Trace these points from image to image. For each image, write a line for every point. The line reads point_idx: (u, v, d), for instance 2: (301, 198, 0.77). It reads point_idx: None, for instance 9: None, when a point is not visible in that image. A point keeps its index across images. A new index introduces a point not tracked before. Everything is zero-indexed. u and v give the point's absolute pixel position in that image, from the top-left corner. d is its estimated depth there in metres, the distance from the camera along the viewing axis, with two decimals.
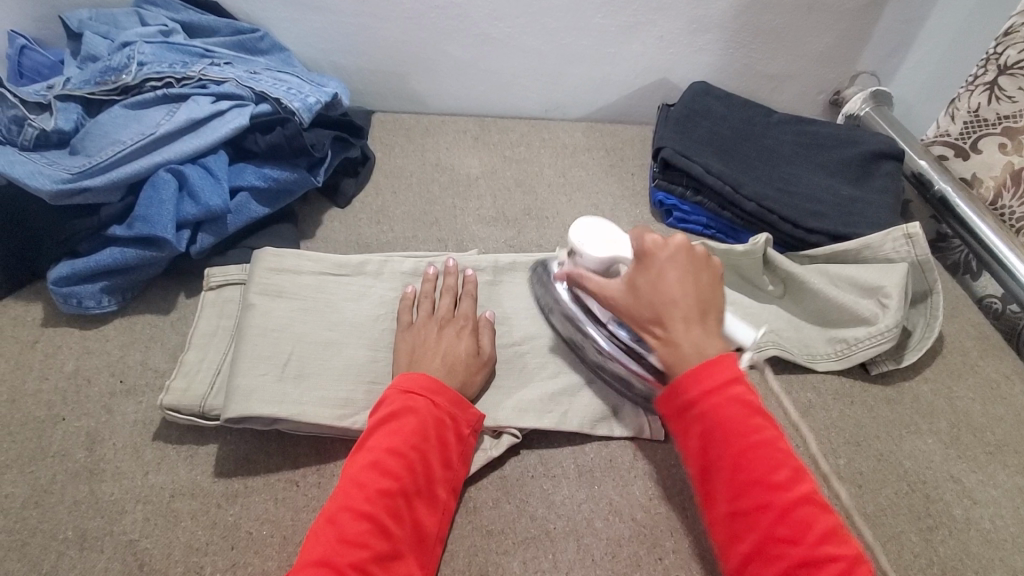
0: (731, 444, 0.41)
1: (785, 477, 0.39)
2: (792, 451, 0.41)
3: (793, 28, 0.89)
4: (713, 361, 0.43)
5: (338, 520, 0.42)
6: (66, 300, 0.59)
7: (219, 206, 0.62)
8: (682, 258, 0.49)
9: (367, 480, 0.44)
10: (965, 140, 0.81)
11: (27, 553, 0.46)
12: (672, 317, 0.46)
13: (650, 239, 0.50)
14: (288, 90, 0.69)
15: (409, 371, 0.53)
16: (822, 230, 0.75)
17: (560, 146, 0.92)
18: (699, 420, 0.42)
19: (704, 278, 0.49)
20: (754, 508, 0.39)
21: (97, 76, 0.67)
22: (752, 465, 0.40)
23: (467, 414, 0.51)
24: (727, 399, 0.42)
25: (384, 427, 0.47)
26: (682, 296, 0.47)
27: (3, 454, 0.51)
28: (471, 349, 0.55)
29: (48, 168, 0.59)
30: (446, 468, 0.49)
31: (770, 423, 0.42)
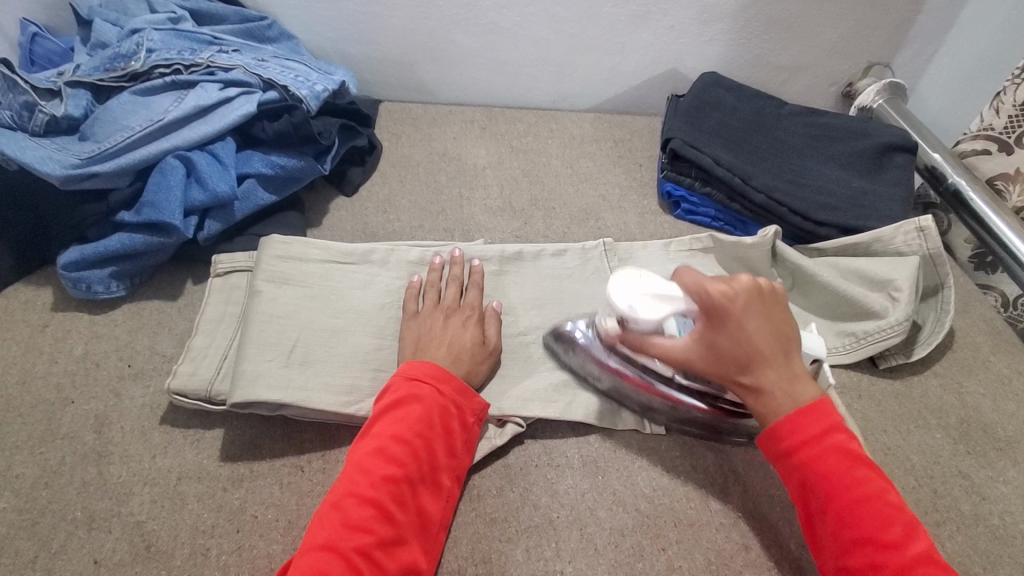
0: (838, 497, 0.43)
1: (898, 535, 0.41)
2: (903, 506, 0.43)
3: (806, 18, 0.88)
4: (805, 412, 0.45)
5: (344, 505, 0.43)
6: (76, 285, 0.59)
7: (226, 193, 0.62)
8: (756, 302, 0.48)
9: (372, 466, 0.45)
10: (1009, 134, 0.77)
11: (37, 532, 0.47)
12: (764, 368, 0.47)
13: (721, 287, 0.47)
14: (296, 78, 0.69)
15: (416, 359, 0.53)
16: (831, 222, 0.74)
17: (568, 137, 0.91)
18: (799, 470, 0.45)
19: (779, 317, 0.48)
20: (866, 566, 0.41)
21: (107, 62, 0.67)
22: (862, 521, 0.42)
23: (472, 403, 0.51)
24: (830, 450, 0.44)
25: (389, 414, 0.48)
26: (766, 344, 0.47)
27: (14, 436, 0.52)
28: (477, 338, 0.55)
29: (57, 153, 0.59)
30: (451, 456, 0.49)
31: (877, 476, 0.44)
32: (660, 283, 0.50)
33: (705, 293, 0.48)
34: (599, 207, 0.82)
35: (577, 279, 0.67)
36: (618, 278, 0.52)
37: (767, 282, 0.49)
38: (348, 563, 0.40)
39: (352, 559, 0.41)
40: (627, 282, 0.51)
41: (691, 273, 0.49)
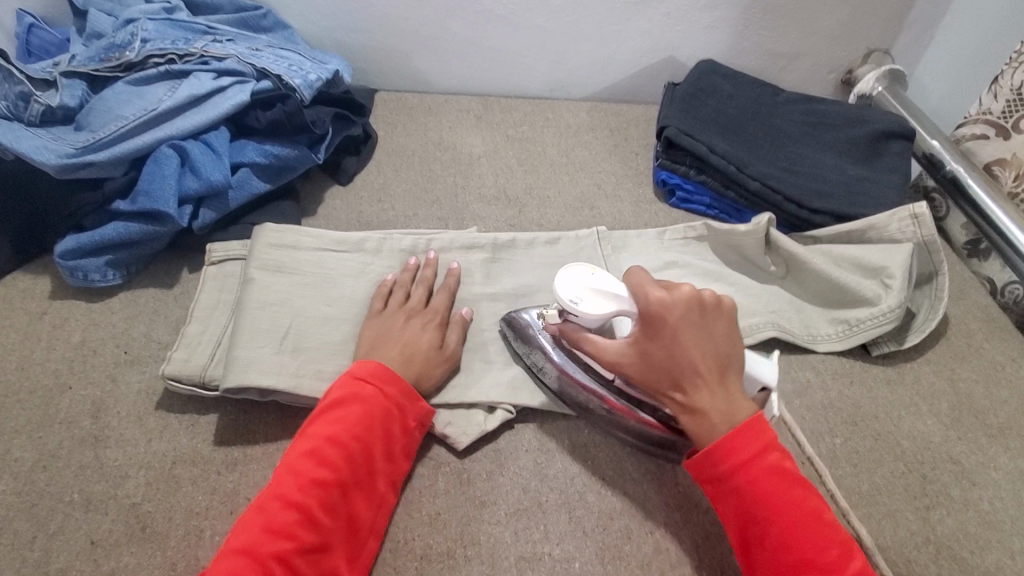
0: (776, 520, 0.43)
1: (835, 555, 0.41)
2: (837, 524, 0.43)
3: (804, 4, 0.87)
4: (744, 431, 0.45)
5: (268, 508, 0.43)
6: (72, 273, 0.60)
7: (221, 181, 0.63)
8: (694, 314, 0.47)
9: (302, 468, 0.44)
10: (1006, 119, 0.77)
11: (35, 514, 0.48)
12: (696, 388, 0.46)
13: (658, 294, 0.47)
14: (289, 67, 0.70)
15: (369, 358, 0.52)
16: (826, 210, 0.74)
17: (564, 126, 0.91)
18: (737, 492, 0.44)
19: (718, 335, 0.47)
20: None
21: (102, 53, 0.68)
22: (801, 543, 0.42)
23: (416, 407, 0.51)
24: (763, 471, 0.44)
25: (328, 414, 0.48)
26: (701, 363, 0.46)
27: (14, 420, 0.53)
28: (433, 341, 0.55)
29: (53, 143, 0.60)
30: (390, 461, 0.48)
31: (812, 495, 0.44)
32: (611, 281, 0.51)
33: (645, 298, 0.48)
34: (594, 196, 0.82)
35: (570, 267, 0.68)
36: (568, 273, 0.52)
37: (711, 294, 0.48)
38: (264, 568, 0.40)
39: (270, 565, 0.40)
40: (576, 274, 0.52)
41: (638, 275, 0.49)
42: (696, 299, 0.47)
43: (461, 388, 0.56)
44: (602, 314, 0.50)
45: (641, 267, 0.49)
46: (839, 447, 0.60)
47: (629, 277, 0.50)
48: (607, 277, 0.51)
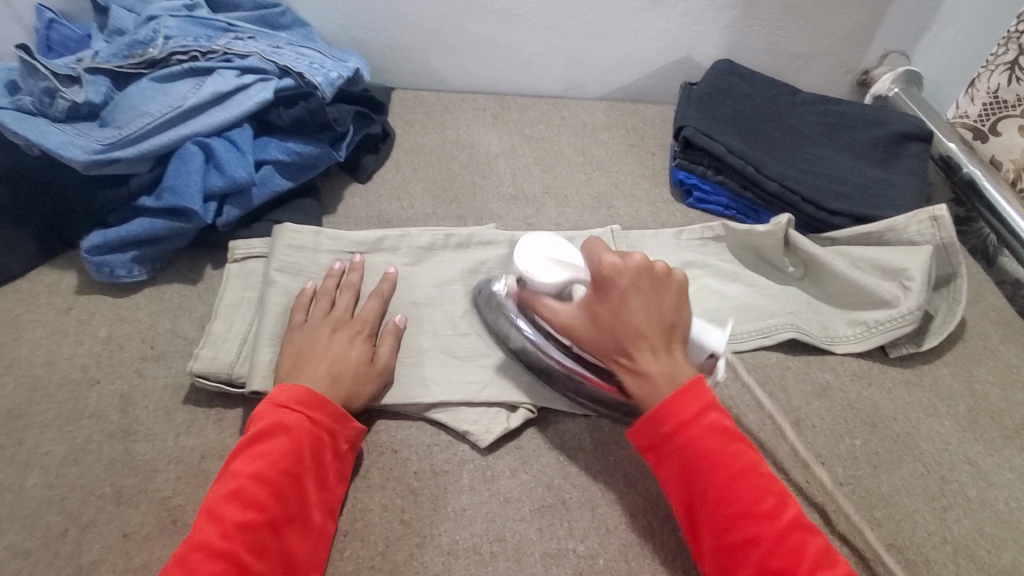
0: (715, 476, 0.44)
1: (771, 505, 0.43)
2: (773, 476, 0.45)
3: (821, 5, 0.87)
4: (683, 391, 0.46)
5: (191, 560, 0.40)
6: (99, 269, 0.60)
7: (244, 178, 0.63)
8: (644, 281, 0.48)
9: (226, 513, 0.42)
10: (982, 123, 0.82)
11: (67, 507, 0.48)
12: (639, 348, 0.47)
13: (612, 260, 0.48)
14: (311, 65, 0.70)
15: (292, 379, 0.50)
16: (846, 212, 0.74)
17: (580, 125, 0.91)
18: (678, 453, 0.45)
19: (663, 302, 0.48)
20: (745, 541, 0.42)
21: (125, 49, 0.68)
22: (740, 497, 0.43)
23: (347, 428, 0.50)
24: (702, 429, 0.45)
25: (252, 449, 0.45)
26: (647, 326, 0.47)
27: (43, 414, 0.53)
28: (363, 356, 0.54)
29: (79, 139, 0.61)
30: (323, 490, 0.47)
31: (748, 449, 0.45)
32: (571, 253, 0.53)
33: (597, 265, 0.49)
34: (611, 195, 0.83)
35: None
36: (526, 243, 0.53)
37: (660, 263, 0.49)
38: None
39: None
40: (538, 244, 0.53)
41: (594, 244, 0.50)
42: (644, 268, 0.48)
43: (483, 386, 0.57)
44: (558, 280, 0.51)
45: (599, 237, 0.51)
46: (858, 448, 0.60)
47: (588, 246, 0.50)
48: (564, 249, 0.53)
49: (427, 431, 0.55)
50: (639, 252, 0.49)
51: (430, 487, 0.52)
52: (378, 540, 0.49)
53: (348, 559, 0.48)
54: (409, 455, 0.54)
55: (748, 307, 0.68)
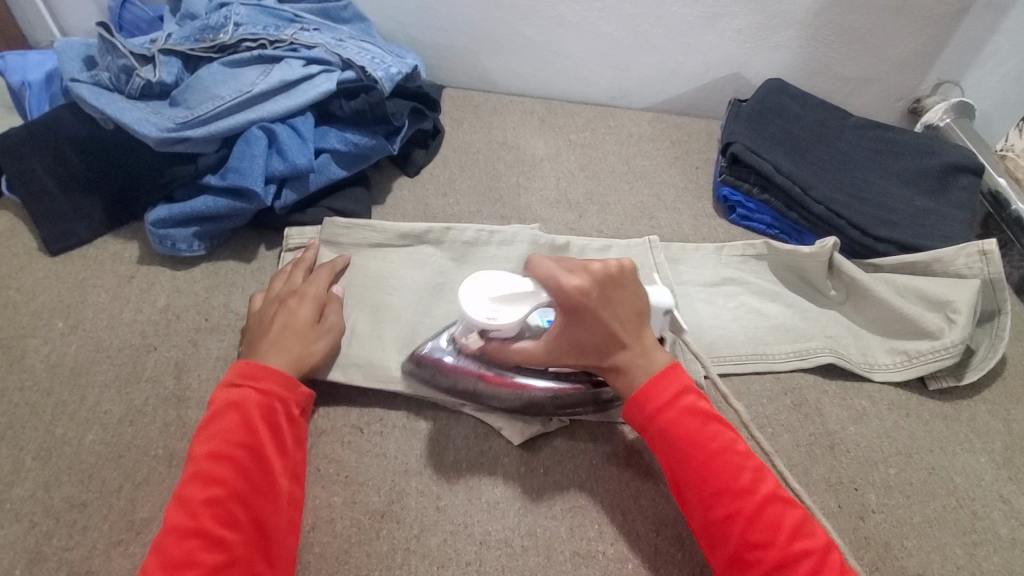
0: (695, 455, 0.46)
1: (749, 480, 0.45)
2: (750, 453, 0.47)
3: (877, 31, 0.87)
4: (659, 377, 0.49)
5: (164, 545, 0.40)
6: (161, 241, 0.63)
7: (305, 165, 0.66)
8: (605, 289, 0.49)
9: (190, 494, 0.42)
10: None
11: (123, 464, 0.50)
12: (620, 352, 0.50)
13: (572, 280, 0.48)
14: (372, 60, 0.73)
15: (248, 360, 0.51)
16: (890, 239, 0.73)
17: (626, 134, 0.92)
18: (660, 435, 0.47)
19: (625, 301, 0.50)
20: (726, 516, 0.44)
21: (197, 33, 0.71)
22: (719, 473, 0.45)
23: (297, 394, 0.50)
24: (679, 411, 0.48)
25: (206, 430, 0.46)
26: (622, 330, 0.50)
27: (103, 374, 0.56)
28: (308, 315, 0.55)
29: (153, 117, 0.63)
30: (284, 455, 0.46)
31: (726, 429, 0.47)
32: (507, 282, 0.51)
33: (558, 287, 0.48)
34: (653, 206, 0.83)
35: None
36: (467, 292, 0.51)
37: (611, 262, 0.50)
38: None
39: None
40: (476, 290, 0.50)
41: (543, 265, 0.49)
42: (603, 275, 0.49)
43: None
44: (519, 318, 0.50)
45: (542, 255, 0.50)
46: (892, 477, 0.60)
47: (537, 269, 0.49)
48: (500, 279, 0.51)
49: (463, 423, 0.56)
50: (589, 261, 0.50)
51: (465, 477, 0.53)
52: (414, 523, 0.50)
53: (385, 539, 0.49)
54: (445, 445, 0.55)
55: (787, 328, 0.68)
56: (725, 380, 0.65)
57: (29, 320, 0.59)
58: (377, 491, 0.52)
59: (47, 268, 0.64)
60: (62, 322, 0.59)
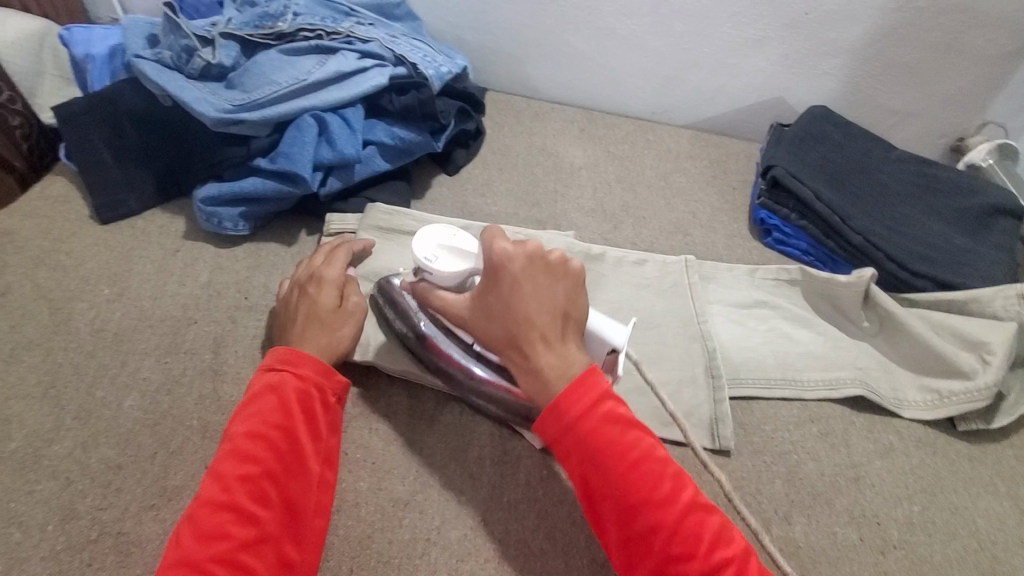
0: (614, 465, 0.43)
1: (668, 490, 0.42)
2: (670, 460, 0.44)
3: (925, 66, 0.86)
4: (578, 384, 0.45)
5: (197, 517, 0.41)
6: (208, 218, 0.65)
7: (352, 155, 0.67)
8: (534, 268, 0.48)
9: (225, 470, 0.43)
10: None
11: (158, 431, 0.52)
12: (530, 338, 0.47)
13: (505, 248, 0.48)
14: (424, 58, 0.74)
15: (279, 347, 0.52)
16: (928, 275, 0.73)
17: (664, 150, 0.92)
18: (577, 445, 0.44)
19: (552, 291, 0.48)
20: (646, 530, 0.41)
21: (256, 20, 0.72)
22: (638, 483, 0.42)
23: (333, 382, 0.50)
24: (599, 419, 0.44)
25: (243, 411, 0.46)
26: (539, 318, 0.47)
27: (144, 342, 0.57)
28: (330, 300, 0.55)
29: (212, 98, 0.65)
30: (318, 440, 0.47)
31: (646, 435, 0.44)
32: (469, 243, 0.53)
33: (490, 251, 0.49)
34: (688, 223, 0.83)
35: (653, 289, 0.71)
36: (432, 229, 0.54)
37: (554, 252, 0.49)
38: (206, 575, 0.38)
39: (209, 569, 0.39)
40: (435, 233, 0.53)
41: (492, 231, 0.50)
42: (537, 256, 0.48)
43: None
44: (456, 270, 0.52)
45: (498, 226, 0.50)
46: (914, 515, 0.59)
47: (487, 233, 0.50)
48: (467, 240, 0.53)
49: (489, 420, 0.57)
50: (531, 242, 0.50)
51: (488, 474, 0.53)
52: (436, 515, 0.50)
53: (406, 528, 0.50)
54: (471, 440, 0.55)
55: (819, 356, 0.68)
56: (752, 402, 0.65)
57: (77, 284, 0.61)
58: (401, 480, 0.52)
59: (96, 235, 0.65)
60: (109, 288, 0.61)
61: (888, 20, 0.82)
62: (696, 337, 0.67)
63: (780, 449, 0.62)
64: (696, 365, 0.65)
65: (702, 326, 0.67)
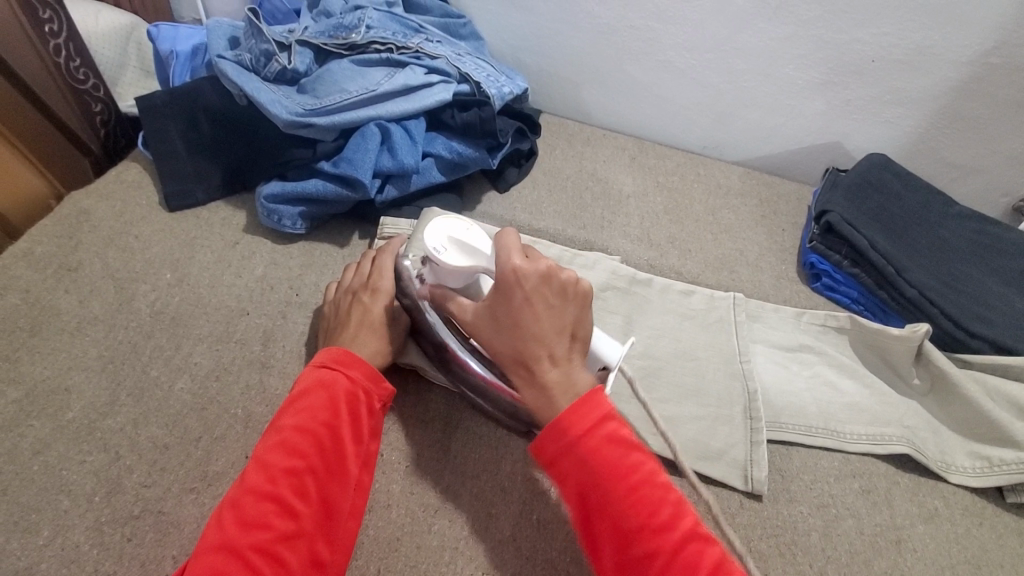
0: (614, 487, 0.42)
1: (667, 517, 0.41)
2: (672, 488, 0.43)
3: (994, 122, 0.83)
4: (582, 402, 0.44)
5: (241, 503, 0.42)
6: (269, 215, 0.67)
7: (411, 165, 0.69)
8: (546, 288, 0.47)
9: (271, 461, 0.44)
10: None
11: (205, 416, 0.53)
12: (538, 361, 0.47)
13: (516, 264, 0.47)
14: (488, 78, 0.76)
15: (327, 349, 0.53)
16: (985, 336, 0.70)
17: (715, 185, 0.92)
18: (578, 463, 0.43)
19: (565, 312, 0.47)
20: (643, 556, 0.40)
21: (331, 30, 0.76)
22: (635, 508, 0.41)
23: (379, 388, 0.51)
24: (599, 439, 0.43)
25: (293, 405, 0.47)
26: (547, 340, 0.46)
27: (200, 328, 0.59)
28: (386, 314, 0.56)
29: (285, 100, 0.68)
30: (359, 443, 0.48)
31: (646, 458, 0.44)
32: (479, 240, 0.52)
33: (501, 266, 0.47)
34: (734, 260, 0.83)
35: (697, 322, 0.70)
36: (443, 222, 0.53)
37: (568, 273, 0.47)
38: (243, 562, 0.39)
39: (249, 557, 0.40)
40: (447, 227, 0.53)
41: (507, 238, 0.48)
42: (550, 276, 0.47)
43: None
44: (458, 265, 0.51)
45: (513, 232, 0.49)
46: None
47: (501, 239, 0.49)
48: (476, 236, 0.52)
49: (523, 436, 0.57)
50: (544, 256, 0.48)
51: (519, 491, 0.53)
52: (464, 525, 0.50)
53: (435, 535, 0.50)
54: (504, 454, 0.55)
55: (864, 409, 0.66)
56: (791, 449, 0.63)
57: (141, 266, 0.64)
58: (433, 487, 0.52)
59: (163, 222, 0.69)
60: (171, 273, 0.64)
61: (957, 74, 0.79)
62: (738, 375, 0.65)
63: (818, 501, 0.60)
64: (735, 405, 0.63)
65: (745, 366, 0.66)
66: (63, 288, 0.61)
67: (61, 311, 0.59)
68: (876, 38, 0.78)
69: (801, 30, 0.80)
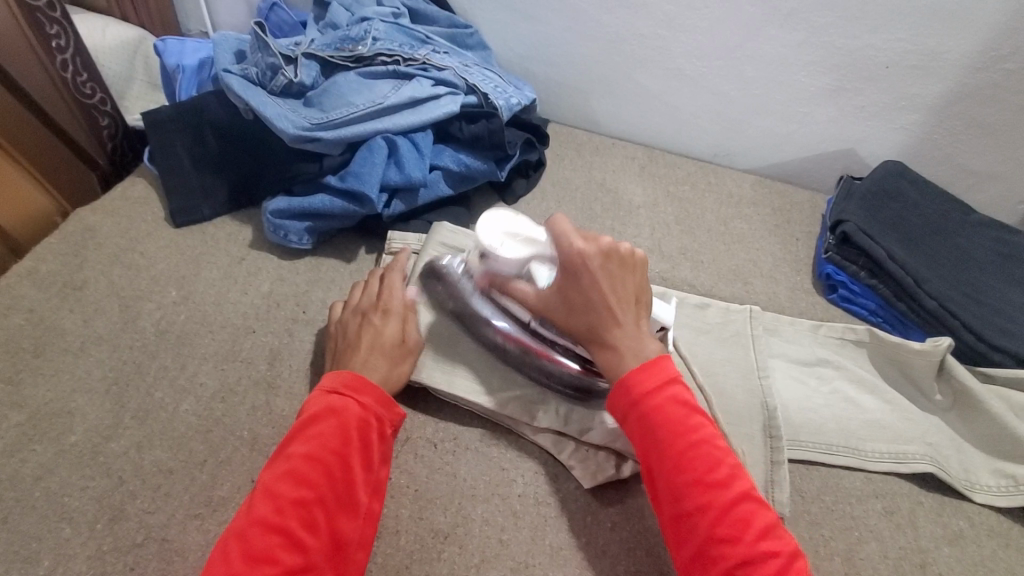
0: (673, 443, 0.45)
1: (723, 476, 0.43)
2: (729, 451, 0.45)
3: (1013, 128, 0.81)
4: (649, 364, 0.48)
5: (247, 535, 0.41)
6: (275, 230, 0.66)
7: (418, 179, 0.68)
8: (611, 263, 0.50)
9: (279, 490, 0.43)
10: None
11: (210, 439, 0.52)
12: (610, 328, 0.50)
13: (579, 245, 0.50)
14: (496, 89, 0.75)
15: (336, 371, 0.52)
16: (1008, 349, 0.68)
17: (726, 194, 0.90)
18: (641, 418, 0.46)
19: (628, 284, 0.51)
20: (695, 508, 0.43)
21: (337, 43, 0.75)
22: (692, 463, 0.44)
23: (391, 414, 0.50)
24: (664, 398, 0.46)
25: (303, 432, 0.46)
26: (614, 305, 0.50)
27: (205, 347, 0.59)
28: (396, 335, 0.55)
29: (291, 115, 0.67)
30: (369, 471, 0.47)
31: (708, 423, 0.46)
32: (526, 228, 0.58)
33: (564, 248, 0.50)
34: (748, 271, 0.81)
35: (712, 337, 0.68)
36: (491, 215, 0.58)
37: (626, 246, 0.51)
38: None
39: None
40: (496, 222, 0.58)
41: (559, 224, 0.51)
42: (615, 250, 0.51)
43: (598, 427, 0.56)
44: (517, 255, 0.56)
45: (563, 216, 0.52)
46: None
47: (553, 226, 0.52)
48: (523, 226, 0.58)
49: (534, 458, 0.55)
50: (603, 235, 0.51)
51: (531, 515, 0.52)
52: (475, 552, 0.49)
53: (445, 562, 0.48)
54: (515, 477, 0.54)
55: (884, 426, 0.64)
56: (810, 468, 0.62)
57: (146, 284, 0.63)
58: (443, 512, 0.51)
59: (168, 239, 0.68)
60: (176, 291, 0.63)
61: (971, 79, 0.78)
62: (755, 392, 0.64)
63: (840, 523, 0.58)
64: (754, 423, 0.61)
65: (762, 382, 0.64)
66: (67, 307, 0.60)
67: (65, 331, 0.58)
68: (891, 44, 0.77)
69: (812, 37, 0.78)
